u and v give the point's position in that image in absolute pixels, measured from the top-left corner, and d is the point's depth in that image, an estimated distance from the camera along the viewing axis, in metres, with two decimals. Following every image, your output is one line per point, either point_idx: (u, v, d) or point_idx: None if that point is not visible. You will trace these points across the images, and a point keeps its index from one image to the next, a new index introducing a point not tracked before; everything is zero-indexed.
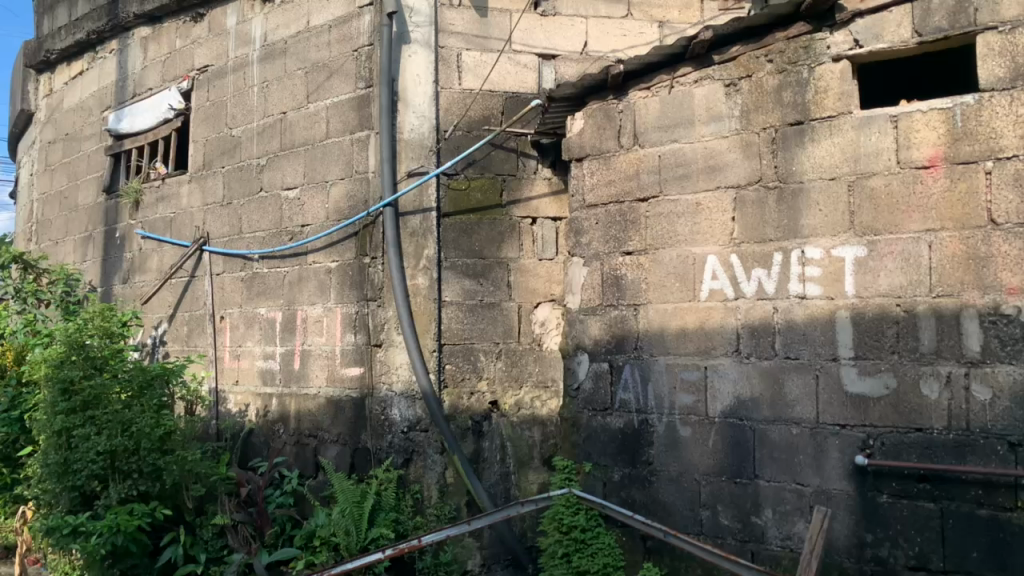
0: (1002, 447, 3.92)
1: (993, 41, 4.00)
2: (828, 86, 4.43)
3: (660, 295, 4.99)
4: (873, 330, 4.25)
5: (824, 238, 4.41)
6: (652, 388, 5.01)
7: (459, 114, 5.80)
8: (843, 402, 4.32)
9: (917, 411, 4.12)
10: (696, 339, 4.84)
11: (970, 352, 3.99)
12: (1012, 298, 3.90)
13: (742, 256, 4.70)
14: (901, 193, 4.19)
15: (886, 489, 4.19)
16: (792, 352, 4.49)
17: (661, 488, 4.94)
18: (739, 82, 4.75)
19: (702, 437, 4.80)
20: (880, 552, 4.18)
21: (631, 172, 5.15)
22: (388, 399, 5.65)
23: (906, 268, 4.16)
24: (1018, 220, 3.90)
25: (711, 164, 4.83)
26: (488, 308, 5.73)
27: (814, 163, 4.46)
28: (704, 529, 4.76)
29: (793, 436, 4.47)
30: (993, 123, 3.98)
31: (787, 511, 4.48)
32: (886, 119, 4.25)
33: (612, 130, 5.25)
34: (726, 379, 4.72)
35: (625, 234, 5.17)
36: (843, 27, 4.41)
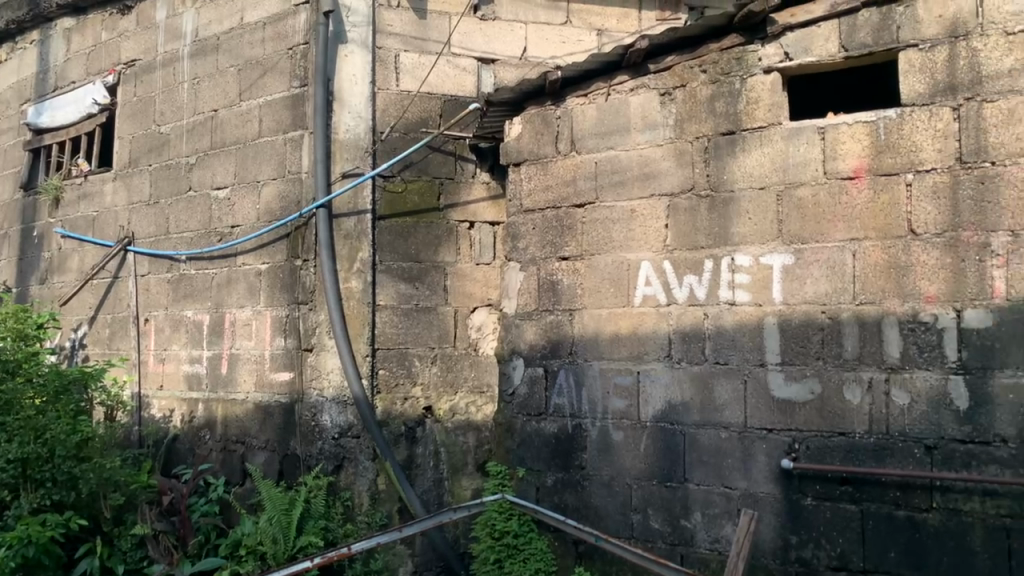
0: (919, 450, 4.05)
1: (914, 58, 4.15)
2: (760, 97, 4.55)
3: (595, 300, 5.04)
4: (800, 336, 4.36)
5: (753, 245, 4.52)
6: (586, 392, 5.05)
7: (396, 116, 5.76)
8: (770, 407, 4.43)
9: (841, 416, 4.25)
10: (629, 344, 4.90)
11: (891, 358, 4.14)
12: (929, 306, 4.06)
13: (675, 262, 4.78)
14: (827, 203, 4.32)
15: (810, 491, 4.30)
16: (722, 357, 4.59)
17: (593, 492, 4.98)
18: (673, 91, 4.84)
19: (634, 441, 4.85)
20: (804, 554, 4.29)
21: (568, 177, 5.19)
22: (319, 404, 5.54)
23: (831, 276, 4.29)
24: (936, 231, 4.05)
25: (646, 171, 4.90)
26: (423, 312, 5.69)
27: (746, 173, 4.57)
28: (635, 533, 4.81)
29: (721, 440, 4.56)
30: (914, 137, 4.13)
31: (715, 514, 4.56)
32: (814, 130, 4.39)
33: (550, 136, 5.29)
34: (658, 384, 4.79)
35: (561, 240, 5.20)
36: (773, 40, 4.53)
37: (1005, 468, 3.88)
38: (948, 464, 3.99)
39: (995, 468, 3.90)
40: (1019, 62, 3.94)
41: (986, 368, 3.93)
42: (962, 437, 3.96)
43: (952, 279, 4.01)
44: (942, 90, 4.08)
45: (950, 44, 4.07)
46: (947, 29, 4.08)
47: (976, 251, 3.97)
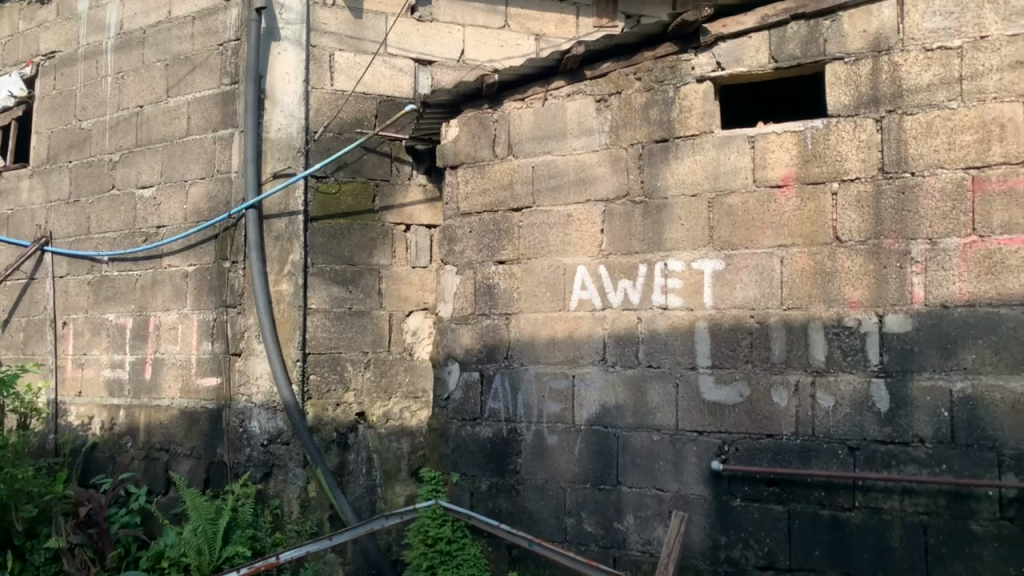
0: (843, 451, 4.17)
1: (840, 71, 4.29)
2: (692, 105, 4.64)
3: (531, 304, 5.05)
4: (729, 340, 4.45)
5: (686, 251, 4.60)
6: (521, 397, 5.05)
7: (330, 116, 5.67)
8: (701, 409, 4.51)
9: (768, 419, 4.35)
10: (565, 348, 4.92)
11: (816, 362, 4.25)
12: (853, 311, 4.18)
13: (610, 267, 4.82)
14: (757, 210, 4.43)
15: (739, 493, 4.39)
16: (655, 361, 4.64)
17: (527, 496, 4.98)
18: (609, 98, 4.90)
19: (568, 445, 4.87)
20: (733, 554, 4.38)
21: (505, 181, 5.20)
22: (247, 410, 5.41)
23: (760, 281, 4.39)
24: (859, 238, 4.19)
25: (582, 176, 4.95)
26: (357, 316, 5.60)
27: (679, 180, 4.65)
28: (568, 536, 4.83)
29: (653, 443, 4.62)
30: (839, 147, 4.26)
31: (647, 516, 4.62)
32: (744, 139, 4.49)
33: (486, 140, 5.29)
34: (593, 388, 4.82)
35: (498, 244, 5.20)
36: (706, 50, 4.62)
37: (922, 468, 4.01)
38: (869, 464, 4.11)
39: (914, 467, 4.03)
40: (936, 77, 4.07)
41: (906, 371, 4.06)
42: (883, 438, 4.09)
43: (874, 285, 4.14)
44: (865, 102, 4.22)
45: (873, 58, 4.21)
46: (870, 43, 4.22)
47: (896, 257, 4.10)
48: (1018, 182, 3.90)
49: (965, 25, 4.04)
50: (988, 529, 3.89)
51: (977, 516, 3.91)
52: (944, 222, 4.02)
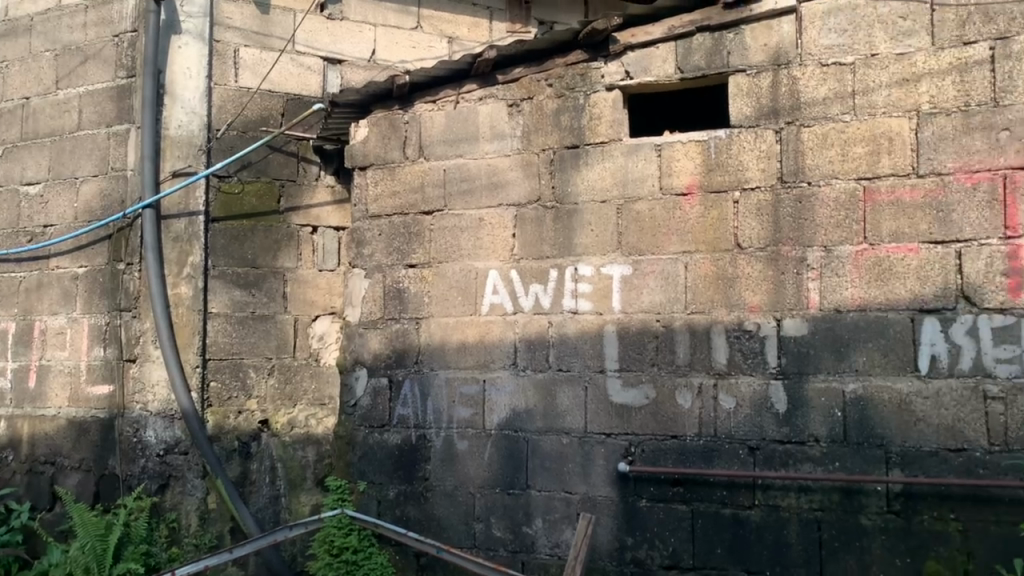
0: (743, 451, 4.31)
1: (743, 83, 4.44)
2: (602, 113, 4.72)
3: (442, 309, 5.02)
4: (636, 344, 4.54)
5: (595, 256, 4.66)
6: (431, 402, 5.00)
7: (233, 113, 5.50)
8: (609, 412, 4.57)
9: (673, 420, 4.45)
10: (476, 353, 4.91)
11: (718, 364, 4.37)
12: (753, 315, 4.32)
13: (521, 271, 4.85)
14: (663, 217, 4.53)
15: (645, 494, 4.47)
16: (564, 364, 4.68)
17: (435, 503, 4.94)
18: (521, 103, 4.93)
19: (478, 450, 4.86)
20: (638, 554, 4.45)
21: (416, 184, 5.16)
22: (142, 420, 5.16)
23: (666, 286, 4.50)
24: (759, 245, 4.33)
25: (494, 181, 4.96)
26: (260, 321, 5.44)
27: (588, 186, 4.71)
28: (477, 542, 4.81)
29: (562, 446, 4.65)
30: (741, 157, 4.41)
31: (555, 519, 4.65)
32: (651, 147, 4.59)
33: (397, 141, 5.25)
34: (503, 393, 4.82)
35: (408, 247, 5.15)
36: (616, 58, 4.70)
37: (817, 466, 4.17)
38: (768, 463, 4.25)
39: (809, 466, 4.18)
40: (831, 91, 4.26)
41: (802, 373, 4.22)
42: (780, 438, 4.24)
43: (773, 290, 4.29)
44: (766, 114, 4.38)
45: (774, 71, 4.38)
46: (771, 57, 4.39)
47: (794, 264, 4.26)
48: (905, 193, 4.09)
49: (858, 43, 4.23)
50: (876, 523, 4.06)
51: (866, 511, 4.08)
52: (838, 230, 4.20)
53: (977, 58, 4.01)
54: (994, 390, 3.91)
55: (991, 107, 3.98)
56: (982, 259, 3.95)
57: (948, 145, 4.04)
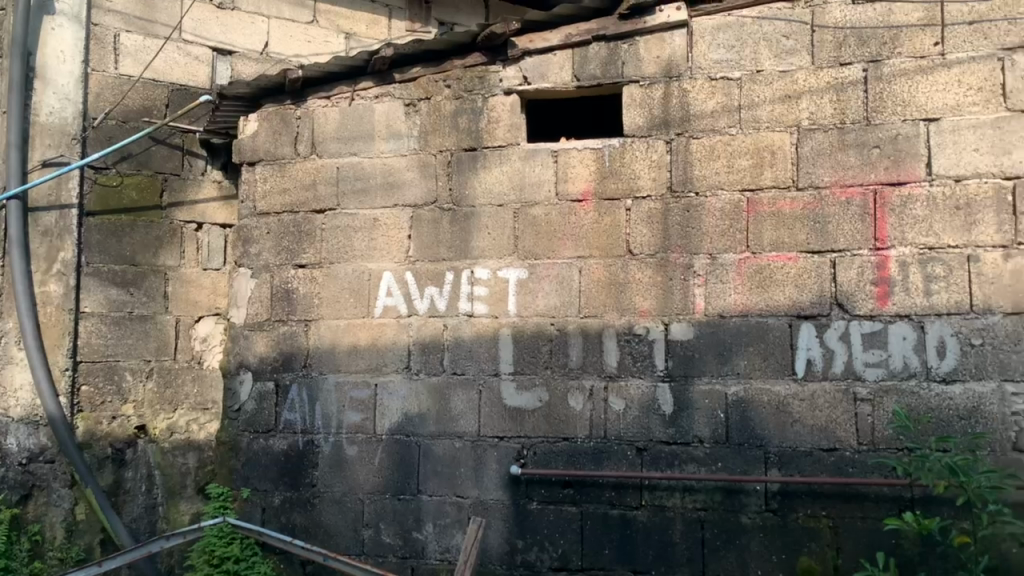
0: (631, 452, 4.40)
1: (636, 94, 4.55)
2: (499, 117, 4.74)
3: (333, 311, 4.91)
4: (531, 347, 4.57)
5: (492, 259, 4.68)
6: (320, 407, 4.88)
7: (112, 102, 5.24)
8: (502, 415, 4.58)
9: (564, 422, 4.50)
10: (367, 356, 4.82)
11: (609, 367, 4.45)
12: (643, 320, 4.43)
13: (416, 273, 4.80)
14: (558, 222, 4.58)
15: (536, 496, 4.50)
16: (458, 368, 4.67)
17: (323, 510, 4.81)
18: (418, 103, 4.89)
19: (368, 455, 4.77)
20: (528, 557, 4.48)
21: (307, 181, 5.04)
22: (2, 426, 4.82)
23: (560, 290, 4.55)
24: (649, 251, 4.44)
25: (389, 181, 4.90)
26: (138, 321, 5.18)
27: (485, 189, 4.72)
28: (366, 549, 4.71)
29: (454, 450, 4.63)
30: (633, 166, 4.51)
31: (446, 524, 4.61)
32: (548, 153, 4.64)
33: (288, 136, 5.10)
34: (395, 397, 4.76)
35: (298, 246, 5.01)
36: (514, 63, 4.74)
37: (701, 466, 4.30)
38: (655, 464, 4.36)
39: (693, 466, 4.31)
40: (719, 105, 4.42)
41: (688, 376, 4.35)
42: (667, 439, 4.35)
43: (661, 295, 4.41)
44: (658, 125, 4.50)
45: (666, 83, 4.51)
46: (663, 69, 4.52)
47: (681, 270, 4.39)
48: (785, 205, 4.28)
49: (744, 59, 4.41)
50: (755, 521, 4.21)
51: (746, 509, 4.23)
52: (723, 238, 4.35)
53: (852, 79, 4.25)
54: (863, 392, 4.12)
55: (863, 125, 4.21)
56: (854, 269, 4.17)
57: (824, 159, 4.26)
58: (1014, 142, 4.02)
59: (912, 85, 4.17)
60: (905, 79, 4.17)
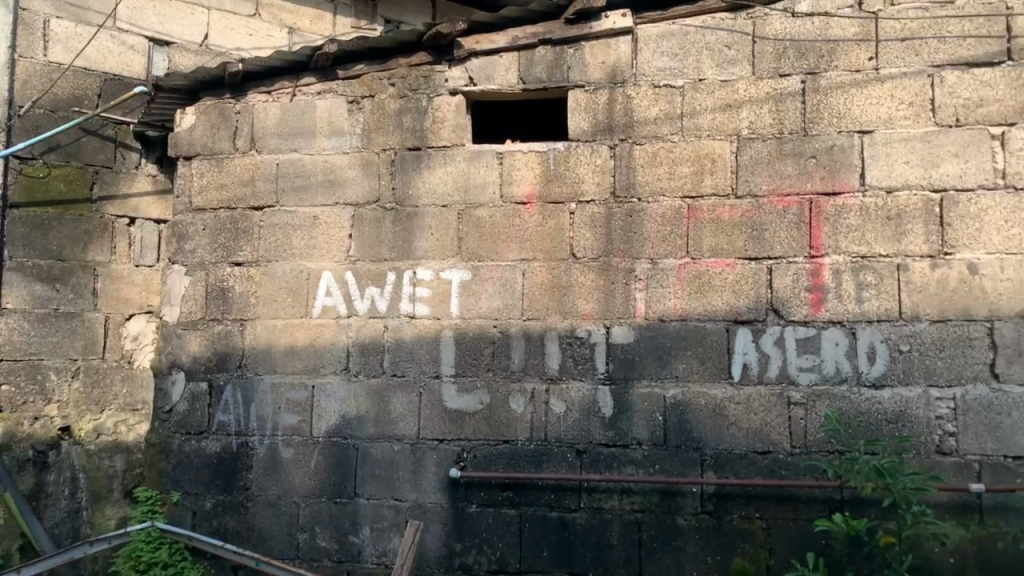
0: (571, 455, 4.41)
1: (581, 98, 4.57)
2: (444, 117, 4.72)
3: (270, 310, 4.81)
4: (472, 349, 4.55)
5: (434, 260, 4.64)
6: (255, 409, 4.77)
7: (39, 90, 5.05)
8: (442, 417, 4.55)
9: (505, 425, 4.49)
10: (305, 356, 4.73)
11: (550, 370, 4.46)
12: (585, 323, 4.45)
13: (357, 273, 4.73)
14: (503, 224, 4.58)
15: (475, 499, 4.48)
16: (399, 370, 4.62)
17: (256, 514, 4.70)
18: (361, 101, 4.83)
19: (304, 457, 4.68)
20: (466, 560, 4.45)
21: (246, 177, 4.93)
22: None
23: (503, 293, 4.54)
24: (592, 255, 4.47)
25: (330, 178, 4.82)
26: (64, 318, 4.99)
27: (429, 190, 4.69)
28: (301, 553, 4.63)
29: (393, 453, 4.58)
30: (577, 170, 4.53)
31: (383, 528, 4.55)
32: (493, 154, 4.63)
33: (226, 131, 4.99)
34: (333, 398, 4.68)
35: (235, 244, 4.90)
36: (459, 64, 4.73)
37: (639, 468, 4.34)
38: (594, 466, 4.38)
39: (631, 468, 4.35)
40: (662, 112, 4.48)
41: (628, 378, 4.39)
42: (606, 441, 4.38)
43: (603, 298, 4.44)
44: (602, 130, 4.53)
45: (610, 89, 4.54)
46: (608, 75, 4.55)
47: (623, 274, 4.43)
48: (724, 213, 4.36)
49: (687, 67, 4.47)
50: (692, 523, 4.27)
51: (683, 511, 4.28)
52: (664, 244, 4.40)
53: (791, 90, 4.35)
54: (797, 396, 4.22)
55: (800, 136, 4.32)
56: (790, 275, 4.26)
57: (762, 169, 4.34)
58: (942, 156, 4.17)
59: (847, 98, 4.28)
60: (841, 92, 4.29)
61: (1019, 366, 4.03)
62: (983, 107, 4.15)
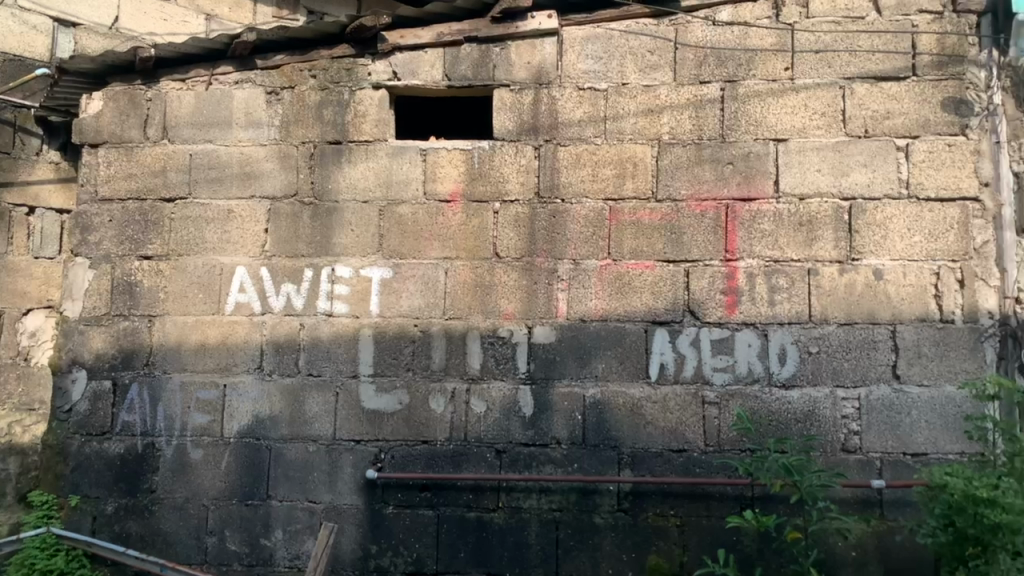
0: (491, 454, 4.40)
1: (506, 97, 4.57)
2: (367, 111, 4.64)
3: (180, 306, 4.63)
4: (392, 348, 4.49)
5: (354, 257, 4.56)
6: (162, 408, 4.59)
7: None
8: (360, 418, 4.47)
9: (424, 425, 4.44)
10: (216, 355, 4.58)
11: (471, 370, 4.44)
12: (506, 322, 4.45)
13: (273, 269, 4.61)
14: (425, 222, 4.54)
15: (392, 500, 4.42)
16: (315, 369, 4.52)
17: (162, 517, 4.52)
18: (281, 92, 4.71)
19: (214, 459, 4.52)
20: (382, 562, 4.39)
21: (156, 168, 4.74)
22: None
23: (425, 292, 4.50)
24: (515, 255, 4.47)
25: (246, 171, 4.68)
26: None
27: (350, 185, 4.60)
28: (208, 557, 4.47)
29: (308, 453, 4.47)
30: (502, 169, 4.53)
31: (296, 530, 4.44)
32: (416, 151, 4.58)
33: (136, 119, 4.79)
34: (245, 398, 4.54)
35: (144, 237, 4.71)
36: (383, 58, 4.66)
37: (558, 467, 4.36)
38: (513, 466, 4.38)
39: (550, 467, 4.37)
40: (586, 114, 4.51)
41: (548, 378, 4.41)
42: (526, 441, 4.38)
43: (525, 298, 4.44)
44: (527, 130, 4.54)
45: (535, 89, 4.56)
46: (533, 75, 4.57)
47: (545, 274, 4.45)
48: (644, 215, 4.43)
49: (611, 71, 4.53)
50: (608, 521, 4.31)
51: (599, 509, 4.33)
52: (586, 245, 4.44)
53: (710, 97, 4.45)
54: (712, 396, 4.31)
55: (719, 142, 4.42)
56: (706, 278, 4.36)
57: (682, 173, 4.43)
58: (851, 165, 4.34)
59: (763, 106, 4.41)
60: (758, 100, 4.42)
61: (918, 367, 4.22)
62: (890, 120, 4.34)
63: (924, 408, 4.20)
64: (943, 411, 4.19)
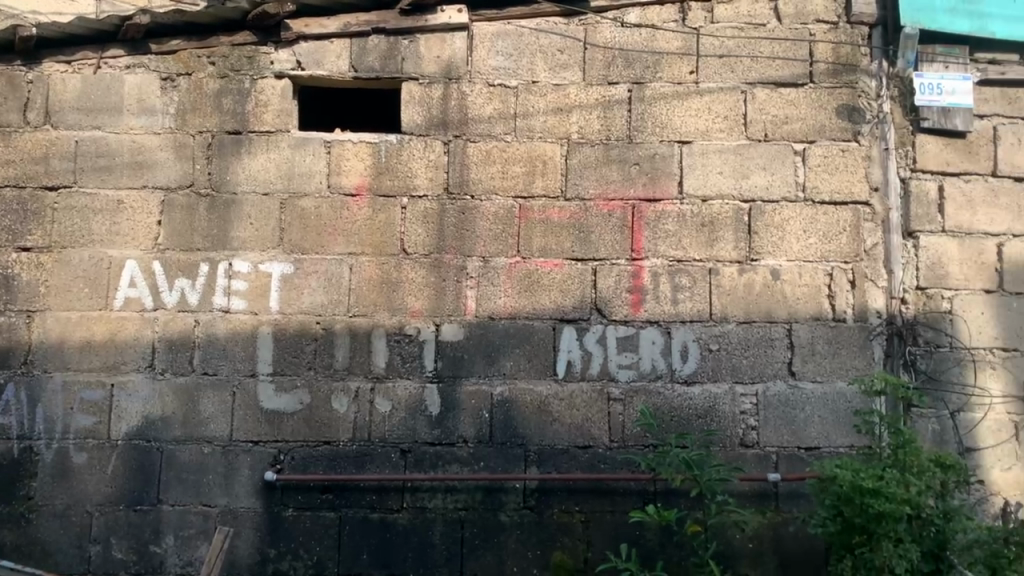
0: (395, 454, 4.32)
1: (414, 91, 4.50)
2: (269, 100, 4.48)
3: (63, 301, 4.36)
4: (292, 346, 4.35)
5: (253, 251, 4.39)
6: (42, 410, 4.30)
7: None
8: (258, 419, 4.31)
9: (326, 425, 4.32)
10: (103, 353, 4.33)
11: (376, 368, 4.35)
12: (413, 320, 4.38)
13: (165, 263, 4.39)
14: (330, 215, 4.41)
15: (292, 502, 4.28)
16: (210, 368, 4.33)
17: (41, 526, 4.24)
18: (177, 78, 4.49)
19: (99, 463, 4.28)
20: (280, 566, 4.24)
21: (38, 154, 4.44)
22: None
23: (328, 288, 4.38)
24: (422, 251, 4.40)
25: (138, 159, 4.44)
26: None
27: (250, 176, 4.43)
28: (92, 567, 4.22)
29: (202, 455, 4.28)
30: (410, 164, 4.45)
31: (189, 536, 4.24)
32: (321, 143, 4.45)
33: (16, 102, 4.47)
34: (135, 398, 4.31)
35: (23, 227, 4.40)
36: (287, 46, 4.50)
37: (464, 466, 4.32)
38: (418, 465, 4.31)
39: (456, 466, 4.32)
40: (496, 111, 4.49)
41: (455, 376, 4.36)
42: (431, 440, 4.33)
43: (433, 296, 4.38)
44: (436, 124, 4.48)
45: (444, 84, 4.50)
46: (442, 70, 4.51)
47: (454, 271, 4.40)
48: (553, 214, 4.44)
49: (521, 68, 4.51)
50: (513, 518, 4.30)
51: (505, 508, 4.31)
52: (495, 242, 4.42)
53: (618, 98, 4.50)
54: (616, 393, 4.36)
55: (626, 143, 4.48)
56: (612, 277, 4.41)
57: (590, 173, 4.46)
58: (751, 168, 4.47)
59: (669, 108, 4.49)
60: (664, 102, 4.49)
61: (812, 364, 4.39)
62: (788, 125, 4.50)
63: (817, 403, 4.37)
64: (834, 407, 4.37)
